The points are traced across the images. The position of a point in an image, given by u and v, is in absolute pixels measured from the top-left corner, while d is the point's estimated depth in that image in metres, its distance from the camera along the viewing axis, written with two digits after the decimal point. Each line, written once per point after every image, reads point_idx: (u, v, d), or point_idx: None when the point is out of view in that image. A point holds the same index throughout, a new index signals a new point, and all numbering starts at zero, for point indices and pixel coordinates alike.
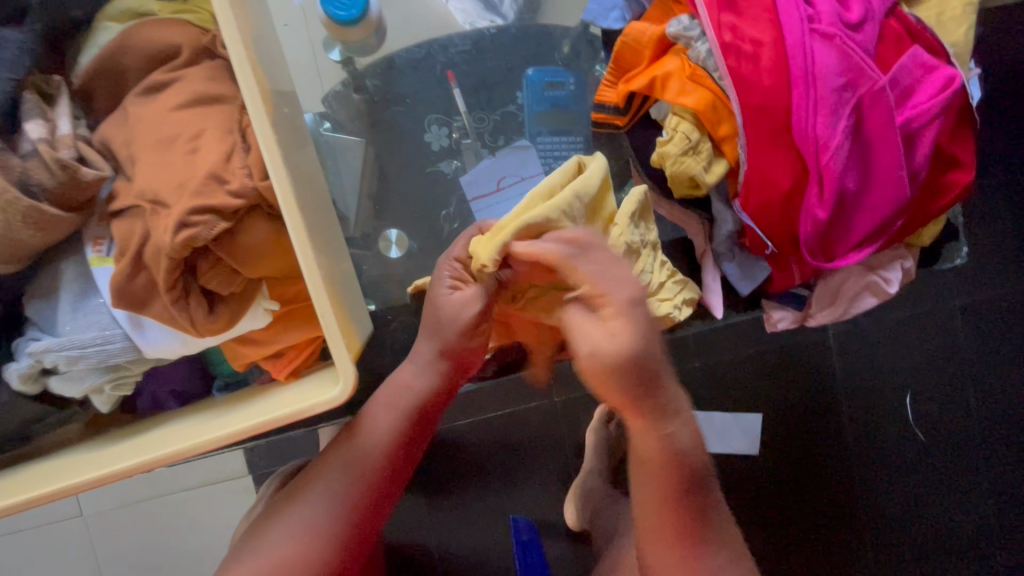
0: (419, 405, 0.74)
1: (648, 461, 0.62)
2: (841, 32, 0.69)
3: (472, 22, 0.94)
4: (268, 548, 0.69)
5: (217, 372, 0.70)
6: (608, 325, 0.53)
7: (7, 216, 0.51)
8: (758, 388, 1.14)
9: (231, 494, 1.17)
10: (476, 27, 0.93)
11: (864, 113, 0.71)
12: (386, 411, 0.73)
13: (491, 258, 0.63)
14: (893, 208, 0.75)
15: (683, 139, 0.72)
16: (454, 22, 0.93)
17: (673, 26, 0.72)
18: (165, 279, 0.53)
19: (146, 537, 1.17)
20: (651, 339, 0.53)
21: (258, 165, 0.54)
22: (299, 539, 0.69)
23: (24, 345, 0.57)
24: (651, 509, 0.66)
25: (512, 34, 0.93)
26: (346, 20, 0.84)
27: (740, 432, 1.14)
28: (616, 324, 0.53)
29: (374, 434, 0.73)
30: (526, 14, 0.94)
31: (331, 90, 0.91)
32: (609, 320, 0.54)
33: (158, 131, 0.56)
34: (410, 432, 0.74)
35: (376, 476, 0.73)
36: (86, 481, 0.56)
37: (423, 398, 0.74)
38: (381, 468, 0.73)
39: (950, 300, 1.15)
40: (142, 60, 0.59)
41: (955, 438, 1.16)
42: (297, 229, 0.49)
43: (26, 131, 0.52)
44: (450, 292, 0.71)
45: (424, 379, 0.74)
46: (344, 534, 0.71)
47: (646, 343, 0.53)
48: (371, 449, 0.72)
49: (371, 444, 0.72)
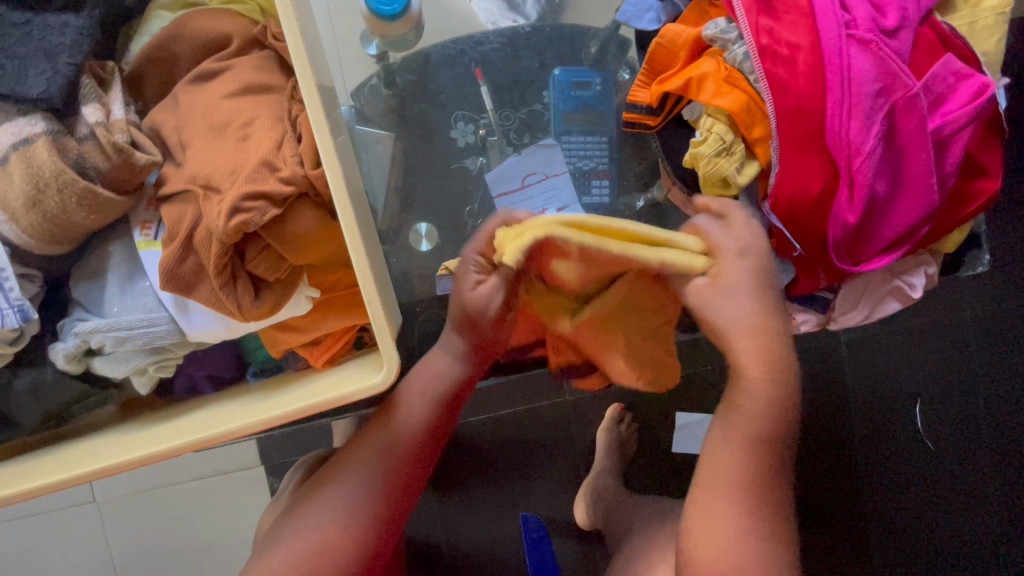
0: (451, 392, 0.75)
1: (743, 423, 0.67)
2: (877, 38, 0.70)
3: (494, 21, 0.95)
4: (309, 529, 0.71)
5: (252, 358, 0.70)
6: (724, 281, 0.62)
7: (63, 197, 0.52)
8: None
9: (245, 483, 1.18)
10: (499, 26, 0.94)
11: (896, 119, 0.71)
12: (420, 397, 0.74)
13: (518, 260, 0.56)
14: (922, 214, 0.75)
15: (718, 140, 0.73)
16: (478, 21, 0.95)
17: (710, 28, 0.73)
18: (215, 263, 0.54)
19: (160, 524, 1.18)
20: (758, 293, 0.64)
21: (308, 154, 0.55)
22: (338, 521, 0.71)
23: (70, 325, 0.58)
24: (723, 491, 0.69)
25: (546, 33, 0.94)
26: (389, 16, 0.83)
27: None
28: (729, 279, 0.62)
29: (409, 421, 0.73)
30: (548, 14, 0.96)
31: (364, 83, 0.92)
32: (724, 275, 0.62)
33: (210, 118, 0.57)
34: (441, 418, 0.75)
35: (410, 462, 0.74)
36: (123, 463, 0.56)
37: (457, 386, 0.75)
38: (415, 454, 0.74)
39: (962, 309, 1.16)
40: (194, 48, 0.61)
41: (966, 446, 1.17)
42: (347, 217, 0.50)
43: (84, 115, 0.53)
44: (472, 287, 0.67)
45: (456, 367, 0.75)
46: (380, 515, 0.73)
47: (756, 297, 0.63)
48: (405, 436, 0.73)
49: (405, 432, 0.73)
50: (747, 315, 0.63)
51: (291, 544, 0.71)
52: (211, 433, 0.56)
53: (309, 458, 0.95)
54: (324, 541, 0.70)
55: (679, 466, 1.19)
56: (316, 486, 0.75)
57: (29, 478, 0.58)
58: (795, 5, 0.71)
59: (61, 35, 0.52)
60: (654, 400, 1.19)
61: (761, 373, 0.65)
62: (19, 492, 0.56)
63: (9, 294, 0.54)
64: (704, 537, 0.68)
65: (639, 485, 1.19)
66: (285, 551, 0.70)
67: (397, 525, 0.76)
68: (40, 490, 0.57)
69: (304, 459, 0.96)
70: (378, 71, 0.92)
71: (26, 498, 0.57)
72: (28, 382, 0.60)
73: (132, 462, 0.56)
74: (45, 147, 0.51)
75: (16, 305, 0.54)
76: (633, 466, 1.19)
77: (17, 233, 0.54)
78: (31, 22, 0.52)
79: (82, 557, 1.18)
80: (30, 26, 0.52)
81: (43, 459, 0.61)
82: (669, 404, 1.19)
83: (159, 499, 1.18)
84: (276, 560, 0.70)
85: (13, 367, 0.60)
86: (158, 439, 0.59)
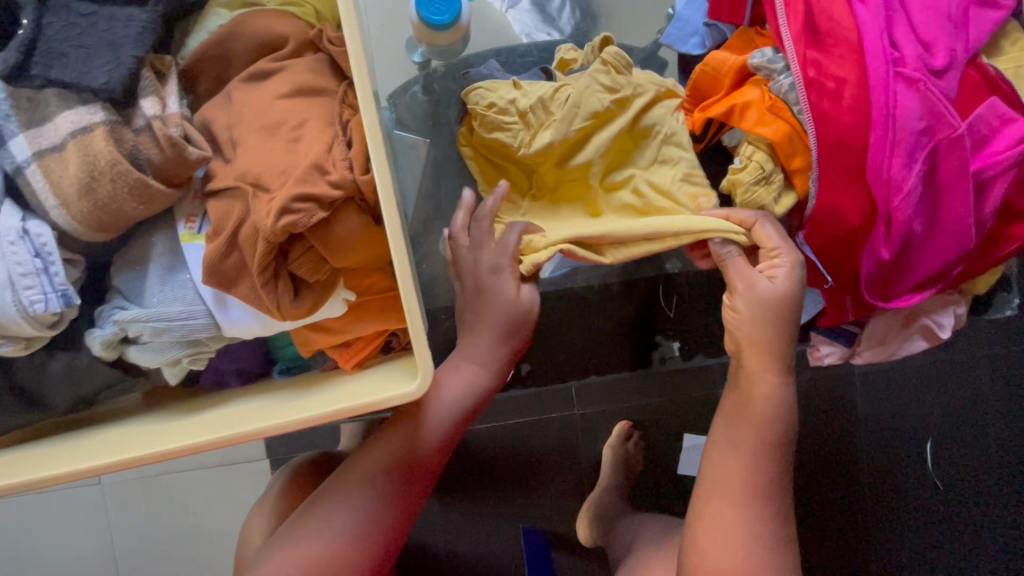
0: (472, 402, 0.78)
1: (746, 421, 0.76)
2: (925, 77, 0.69)
3: (528, 33, 0.98)
4: (326, 535, 0.72)
5: (280, 356, 0.71)
6: (769, 272, 0.73)
7: (116, 186, 0.53)
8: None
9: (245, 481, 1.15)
10: (533, 38, 0.97)
11: (939, 159, 0.71)
12: (442, 412, 0.75)
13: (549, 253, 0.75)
14: (956, 255, 0.75)
15: (757, 169, 0.73)
16: (512, 31, 0.97)
17: (756, 57, 0.73)
18: (260, 261, 0.54)
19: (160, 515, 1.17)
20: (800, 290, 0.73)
21: (359, 159, 0.55)
22: (356, 530, 0.72)
23: (110, 312, 0.58)
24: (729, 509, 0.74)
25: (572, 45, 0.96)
26: (439, 26, 0.81)
27: None
28: (776, 273, 0.73)
29: (431, 435, 0.74)
30: (581, 26, 0.98)
31: (403, 88, 0.93)
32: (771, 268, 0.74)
33: (262, 117, 0.57)
34: (459, 428, 0.78)
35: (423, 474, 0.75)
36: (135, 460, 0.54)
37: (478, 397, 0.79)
38: (431, 466, 0.76)
39: (979, 349, 1.15)
40: (250, 47, 0.62)
41: (975, 488, 1.15)
42: (393, 223, 0.50)
43: (142, 108, 0.54)
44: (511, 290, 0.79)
45: (481, 374, 0.80)
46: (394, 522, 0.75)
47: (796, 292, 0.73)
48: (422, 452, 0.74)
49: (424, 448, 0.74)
50: (780, 309, 0.73)
51: (306, 549, 0.71)
52: (231, 432, 0.55)
53: (295, 466, 0.93)
54: (342, 546, 0.72)
55: (683, 488, 1.18)
56: (328, 489, 0.75)
57: (42, 467, 0.57)
58: (844, 39, 0.70)
59: (125, 28, 0.53)
60: (662, 420, 1.18)
61: (777, 376, 0.75)
62: (30, 480, 0.55)
63: (54, 278, 0.55)
64: (710, 545, 0.73)
65: (642, 502, 1.18)
66: (299, 555, 0.71)
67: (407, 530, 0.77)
68: (51, 480, 0.55)
69: (285, 466, 0.97)
70: (419, 78, 0.93)
71: (37, 488, 0.55)
72: (63, 365, 0.61)
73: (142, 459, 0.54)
74: (103, 137, 0.52)
75: (59, 289, 0.55)
76: (637, 484, 1.18)
77: (67, 218, 0.55)
78: (97, 14, 0.53)
79: (83, 540, 1.18)
80: (96, 17, 0.53)
81: (59, 449, 0.60)
82: (678, 424, 1.18)
83: (164, 485, 1.18)
84: (289, 563, 0.71)
85: (48, 349, 0.61)
86: (174, 436, 0.57)
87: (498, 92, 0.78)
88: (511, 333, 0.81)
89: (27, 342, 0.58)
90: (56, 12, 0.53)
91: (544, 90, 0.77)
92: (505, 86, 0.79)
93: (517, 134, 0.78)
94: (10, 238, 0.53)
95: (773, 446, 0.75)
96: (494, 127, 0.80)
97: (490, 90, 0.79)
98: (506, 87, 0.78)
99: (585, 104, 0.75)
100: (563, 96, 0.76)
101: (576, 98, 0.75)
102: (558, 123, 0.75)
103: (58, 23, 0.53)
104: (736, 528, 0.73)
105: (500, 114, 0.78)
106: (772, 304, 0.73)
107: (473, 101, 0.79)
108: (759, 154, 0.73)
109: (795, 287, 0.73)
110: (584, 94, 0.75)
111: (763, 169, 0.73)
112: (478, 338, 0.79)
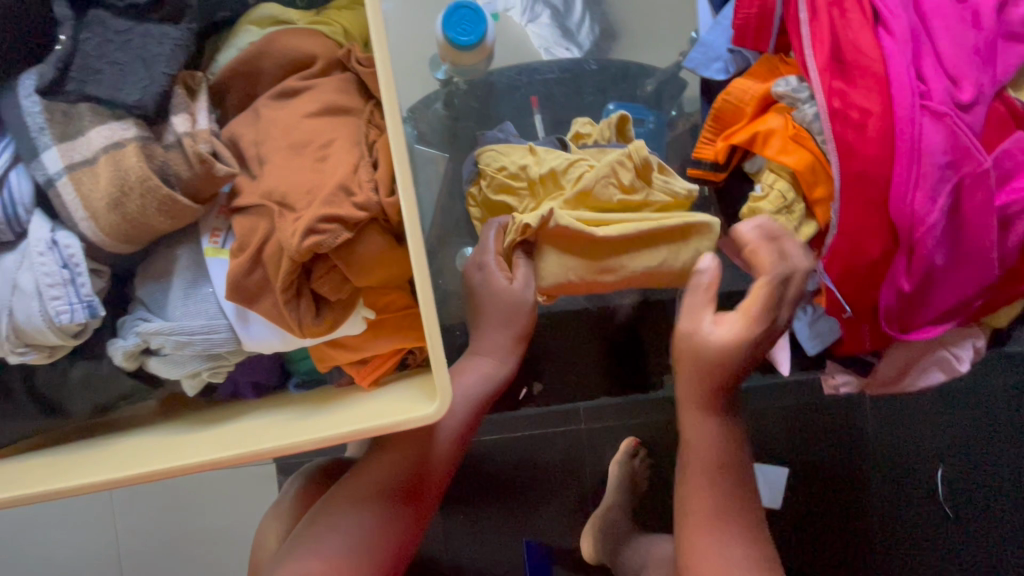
0: (485, 397, 0.83)
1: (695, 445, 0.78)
2: (952, 111, 0.68)
3: (547, 48, 0.97)
4: (350, 528, 0.72)
5: (296, 369, 0.71)
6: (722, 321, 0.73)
7: (146, 202, 0.53)
8: (791, 437, 1.11)
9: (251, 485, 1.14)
10: (552, 54, 0.97)
11: (963, 194, 0.70)
12: (456, 406, 0.80)
13: (538, 217, 0.76)
14: (976, 289, 0.75)
15: (779, 198, 0.74)
16: (531, 46, 0.97)
17: (781, 85, 0.73)
18: (283, 281, 0.55)
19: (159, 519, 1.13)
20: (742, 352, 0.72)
21: (385, 181, 0.56)
22: (369, 532, 0.73)
23: (132, 323, 0.59)
24: (697, 523, 0.76)
25: (593, 65, 0.97)
26: (465, 46, 0.82)
27: (764, 484, 1.11)
28: (726, 325, 0.72)
29: (446, 427, 0.78)
30: (601, 44, 0.98)
31: (424, 102, 0.94)
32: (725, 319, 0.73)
33: (290, 135, 0.58)
34: (472, 422, 0.82)
35: (438, 470, 0.78)
36: (146, 475, 0.54)
37: (490, 391, 0.84)
38: (445, 461, 0.79)
39: (994, 379, 1.13)
40: (280, 65, 0.62)
41: (986, 519, 1.13)
42: (417, 247, 0.50)
43: (174, 124, 0.55)
44: (507, 282, 0.82)
45: (494, 366, 0.85)
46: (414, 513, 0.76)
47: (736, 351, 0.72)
48: (438, 447, 0.77)
49: (440, 442, 0.77)
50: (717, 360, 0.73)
51: (329, 542, 0.72)
52: (242, 451, 0.54)
53: (311, 470, 0.93)
54: (366, 539, 0.72)
55: None
56: (346, 486, 0.76)
57: (52, 479, 0.56)
58: (870, 71, 0.70)
59: (159, 45, 0.54)
60: (670, 438, 1.17)
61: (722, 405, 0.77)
62: (39, 493, 0.54)
63: (80, 289, 0.55)
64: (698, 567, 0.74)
65: (646, 519, 1.17)
66: (321, 552, 0.71)
67: (426, 523, 0.79)
68: (62, 493, 0.55)
69: (301, 469, 0.97)
70: (440, 94, 0.94)
71: (46, 499, 0.55)
72: (84, 373, 0.62)
73: (155, 473, 0.54)
74: (135, 153, 0.53)
75: (85, 300, 0.56)
76: (642, 501, 1.17)
77: (95, 230, 0.55)
78: (132, 31, 0.54)
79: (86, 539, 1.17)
80: (131, 34, 0.54)
81: (71, 460, 0.60)
82: None
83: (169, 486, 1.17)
84: (312, 558, 0.71)
85: (71, 358, 0.61)
86: (188, 451, 0.57)
87: (511, 157, 0.81)
88: (511, 320, 0.84)
89: (50, 350, 0.59)
90: (93, 29, 0.54)
91: (559, 161, 0.79)
92: (518, 151, 0.81)
93: (522, 201, 0.81)
94: (40, 248, 0.54)
95: (732, 464, 0.77)
96: (502, 189, 0.82)
97: (503, 153, 0.81)
98: (520, 153, 0.81)
99: (594, 192, 0.77)
100: (576, 174, 0.79)
101: (584, 182, 0.77)
102: (559, 201, 0.78)
103: (94, 39, 0.54)
104: (714, 555, 0.74)
105: (509, 179, 0.81)
106: (704, 358, 0.73)
107: (485, 163, 0.81)
108: (780, 184, 0.74)
109: (739, 353, 0.72)
110: (596, 184, 0.77)
111: (785, 201, 0.74)
112: (487, 333, 0.85)
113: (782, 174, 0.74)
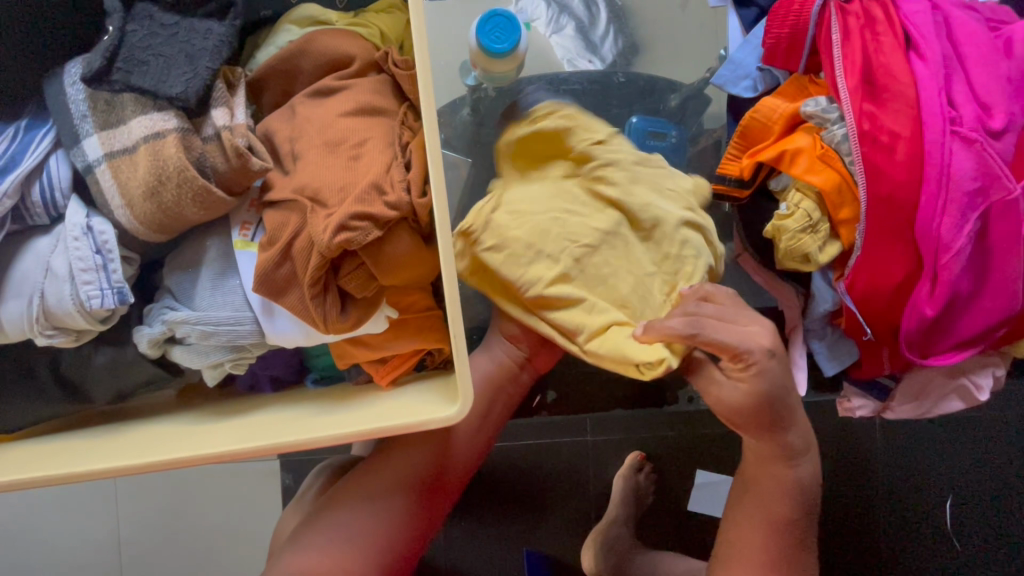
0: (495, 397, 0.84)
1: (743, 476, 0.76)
2: (983, 138, 0.68)
3: (570, 60, 0.98)
4: (361, 518, 0.73)
5: (314, 365, 0.71)
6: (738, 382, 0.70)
7: (181, 192, 0.54)
8: None
9: (249, 485, 1.11)
10: (575, 66, 0.97)
11: (990, 221, 0.70)
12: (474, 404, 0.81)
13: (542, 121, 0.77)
14: (1000, 317, 0.74)
15: (804, 216, 0.73)
16: (555, 58, 0.98)
17: (810, 105, 0.74)
18: (312, 276, 0.55)
19: (152, 520, 1.09)
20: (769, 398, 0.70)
21: (417, 183, 0.57)
22: (384, 530, 0.74)
23: (159, 311, 0.59)
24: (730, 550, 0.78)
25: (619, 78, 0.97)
26: (497, 55, 0.82)
27: None
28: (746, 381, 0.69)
29: (460, 433, 0.79)
30: (627, 57, 0.99)
31: (451, 108, 0.95)
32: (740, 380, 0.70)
33: (325, 133, 0.59)
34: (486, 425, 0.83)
35: (460, 465, 0.79)
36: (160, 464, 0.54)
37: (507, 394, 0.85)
38: (461, 461, 0.79)
39: (1008, 410, 1.13)
40: (318, 63, 0.63)
41: (997, 552, 1.11)
42: (447, 247, 0.50)
43: (213, 117, 0.56)
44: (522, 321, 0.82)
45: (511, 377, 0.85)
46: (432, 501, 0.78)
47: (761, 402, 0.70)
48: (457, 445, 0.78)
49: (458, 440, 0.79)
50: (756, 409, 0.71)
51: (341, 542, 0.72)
52: (257, 444, 0.54)
53: (329, 466, 0.93)
54: (377, 534, 0.73)
55: (694, 525, 1.15)
56: (355, 484, 0.76)
57: (67, 463, 0.56)
58: (901, 94, 0.70)
59: (204, 41, 0.56)
60: (678, 453, 1.16)
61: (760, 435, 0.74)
62: (55, 476, 0.54)
63: (111, 275, 0.56)
64: None
65: (649, 535, 1.16)
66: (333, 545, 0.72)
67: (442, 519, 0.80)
68: (75, 477, 0.54)
69: (325, 465, 0.97)
70: (467, 100, 0.95)
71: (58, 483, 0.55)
72: (108, 358, 0.62)
73: (170, 463, 0.54)
74: (174, 143, 0.53)
75: (115, 287, 0.56)
76: (645, 518, 1.16)
77: (129, 218, 0.56)
78: (179, 25, 0.56)
79: None
80: (177, 28, 0.56)
81: (86, 446, 0.60)
82: (693, 458, 1.16)
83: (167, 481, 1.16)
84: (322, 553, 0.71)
85: (95, 343, 0.62)
86: (202, 444, 0.57)
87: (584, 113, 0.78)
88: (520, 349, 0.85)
89: (77, 335, 0.59)
90: (140, 20, 0.55)
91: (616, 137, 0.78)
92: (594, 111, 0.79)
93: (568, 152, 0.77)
94: (75, 233, 0.55)
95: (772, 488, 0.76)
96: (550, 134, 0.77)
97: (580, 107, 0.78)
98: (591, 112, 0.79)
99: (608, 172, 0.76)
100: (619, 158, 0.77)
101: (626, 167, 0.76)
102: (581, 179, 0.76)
103: (141, 31, 0.55)
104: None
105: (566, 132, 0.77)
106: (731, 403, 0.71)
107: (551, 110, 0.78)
108: (807, 202, 0.73)
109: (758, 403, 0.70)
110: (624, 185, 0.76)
111: (812, 219, 0.73)
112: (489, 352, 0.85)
113: (808, 193, 0.73)
